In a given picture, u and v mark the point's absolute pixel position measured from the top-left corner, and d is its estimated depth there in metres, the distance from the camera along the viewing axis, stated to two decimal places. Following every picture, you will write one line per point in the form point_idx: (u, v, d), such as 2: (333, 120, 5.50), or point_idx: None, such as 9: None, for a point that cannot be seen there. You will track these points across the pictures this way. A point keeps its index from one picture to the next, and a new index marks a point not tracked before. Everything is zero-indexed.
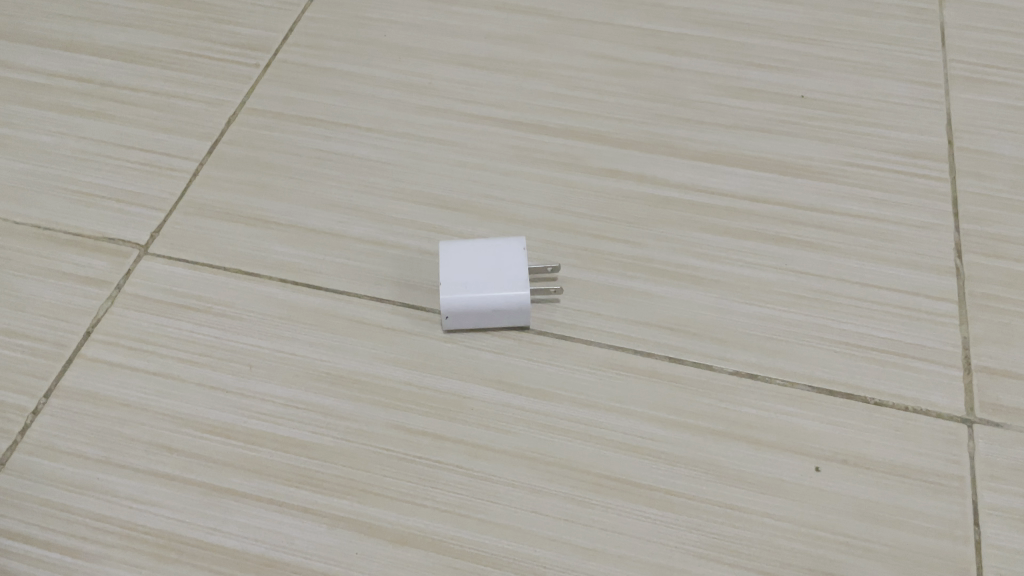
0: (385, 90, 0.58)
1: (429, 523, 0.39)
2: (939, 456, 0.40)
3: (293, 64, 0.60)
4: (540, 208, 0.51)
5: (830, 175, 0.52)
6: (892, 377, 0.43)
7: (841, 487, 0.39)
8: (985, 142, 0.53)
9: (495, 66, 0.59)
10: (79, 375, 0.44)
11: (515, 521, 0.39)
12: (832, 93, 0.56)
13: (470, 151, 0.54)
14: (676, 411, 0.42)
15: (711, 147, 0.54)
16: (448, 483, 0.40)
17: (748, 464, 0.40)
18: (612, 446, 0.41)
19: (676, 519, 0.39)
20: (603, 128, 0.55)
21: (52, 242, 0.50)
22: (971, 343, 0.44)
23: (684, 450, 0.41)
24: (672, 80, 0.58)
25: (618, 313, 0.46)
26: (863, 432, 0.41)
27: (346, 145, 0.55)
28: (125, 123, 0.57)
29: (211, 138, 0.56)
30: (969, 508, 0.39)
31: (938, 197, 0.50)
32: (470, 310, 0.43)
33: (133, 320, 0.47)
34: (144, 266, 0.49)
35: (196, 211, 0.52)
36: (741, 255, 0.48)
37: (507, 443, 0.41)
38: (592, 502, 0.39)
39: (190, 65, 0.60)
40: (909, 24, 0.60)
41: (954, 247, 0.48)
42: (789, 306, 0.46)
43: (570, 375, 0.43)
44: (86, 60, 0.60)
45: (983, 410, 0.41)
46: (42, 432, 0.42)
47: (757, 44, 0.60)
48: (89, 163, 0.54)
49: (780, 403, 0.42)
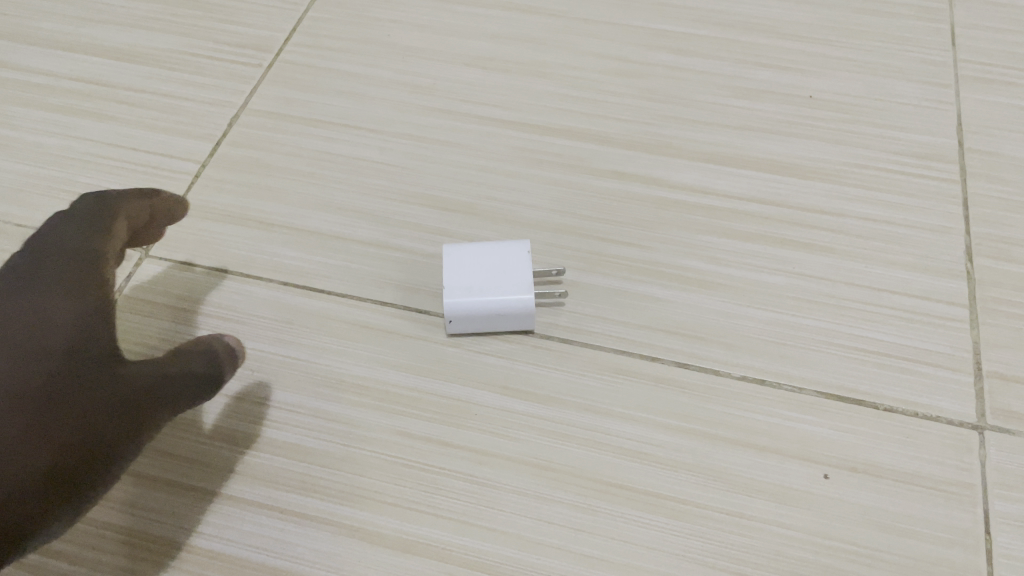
0: (387, 90, 0.57)
1: (432, 531, 0.39)
2: (950, 463, 0.40)
3: (295, 64, 0.59)
4: (543, 210, 0.50)
5: (838, 177, 0.51)
6: (901, 383, 0.42)
7: (850, 495, 0.39)
8: (994, 143, 0.52)
9: (498, 66, 0.59)
10: None
11: (520, 528, 0.39)
12: (841, 94, 0.56)
13: (474, 153, 0.54)
14: (683, 417, 0.42)
15: (717, 148, 0.53)
16: (452, 490, 0.40)
17: (757, 471, 0.40)
18: (618, 453, 0.41)
19: (683, 527, 0.38)
20: (608, 130, 0.54)
21: None
22: (981, 348, 0.43)
23: (691, 456, 0.40)
24: (678, 81, 0.57)
25: (625, 317, 0.46)
26: (872, 439, 0.41)
27: (348, 146, 0.54)
28: (126, 125, 0.56)
29: (213, 140, 0.55)
30: (980, 517, 0.38)
31: (947, 199, 0.50)
32: (475, 313, 0.43)
33: (134, 323, 0.46)
34: (145, 268, 0.49)
35: (198, 213, 0.51)
36: (748, 258, 0.47)
37: (512, 449, 0.41)
38: (598, 509, 0.39)
39: (192, 66, 0.60)
40: (919, 23, 0.60)
41: (965, 250, 0.47)
42: (797, 310, 0.45)
43: (575, 381, 0.43)
44: (87, 61, 0.60)
45: (994, 417, 0.41)
46: None
47: (764, 44, 0.59)
48: (90, 165, 0.54)
49: (788, 409, 0.42)
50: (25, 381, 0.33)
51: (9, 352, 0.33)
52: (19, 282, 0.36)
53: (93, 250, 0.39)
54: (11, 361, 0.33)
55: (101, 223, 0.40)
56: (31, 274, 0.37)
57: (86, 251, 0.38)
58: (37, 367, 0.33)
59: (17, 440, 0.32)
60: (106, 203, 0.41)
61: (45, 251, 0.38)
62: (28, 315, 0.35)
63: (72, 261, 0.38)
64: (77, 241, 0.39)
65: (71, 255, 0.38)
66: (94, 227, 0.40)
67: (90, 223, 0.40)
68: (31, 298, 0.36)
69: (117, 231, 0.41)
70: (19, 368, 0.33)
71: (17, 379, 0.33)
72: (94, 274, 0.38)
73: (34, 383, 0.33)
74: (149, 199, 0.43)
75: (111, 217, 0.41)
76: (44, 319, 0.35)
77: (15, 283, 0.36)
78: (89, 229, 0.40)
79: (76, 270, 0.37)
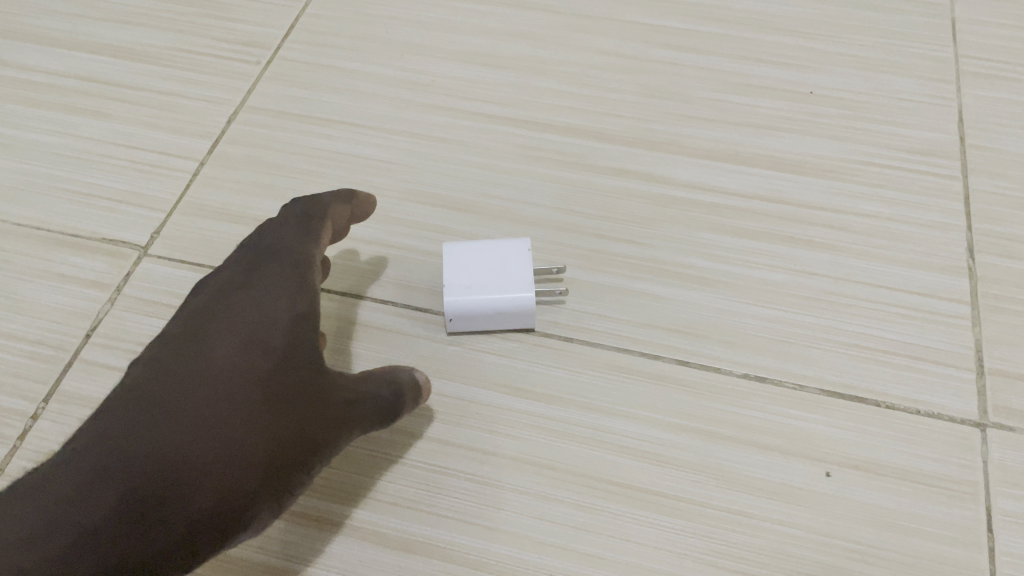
0: (386, 88, 0.57)
1: (434, 530, 0.39)
2: (952, 461, 0.40)
3: (294, 61, 0.59)
4: (543, 208, 0.50)
5: (839, 174, 0.51)
6: (903, 381, 0.42)
7: (853, 493, 0.39)
8: (995, 139, 0.52)
9: (498, 63, 0.58)
10: (78, 379, 0.44)
11: (522, 528, 0.39)
12: (842, 90, 0.55)
13: (473, 150, 0.53)
14: (684, 415, 0.42)
15: (717, 145, 0.53)
16: (454, 490, 0.40)
17: (758, 469, 0.40)
18: (620, 452, 0.40)
19: (684, 526, 0.38)
20: (608, 127, 0.54)
21: (53, 244, 0.50)
22: (983, 345, 0.43)
23: (692, 454, 0.40)
24: (678, 77, 0.57)
25: (626, 316, 0.45)
26: (874, 437, 0.40)
27: (347, 144, 0.54)
28: (124, 122, 0.56)
29: (212, 137, 0.55)
30: (983, 516, 0.38)
31: (949, 196, 0.49)
32: (477, 312, 0.43)
33: (134, 322, 0.46)
34: (145, 267, 0.49)
35: (197, 212, 0.51)
36: (750, 256, 0.47)
37: (514, 448, 0.41)
38: (600, 508, 0.39)
39: (190, 63, 0.59)
40: (919, 19, 0.59)
41: (966, 247, 0.47)
42: (798, 308, 0.45)
43: (576, 379, 0.43)
44: (84, 58, 0.60)
45: (996, 414, 0.41)
46: (43, 438, 0.42)
47: (765, 40, 0.59)
48: (88, 163, 0.54)
49: (790, 407, 0.42)
50: (246, 376, 0.34)
51: (233, 347, 0.35)
52: (238, 283, 0.38)
53: (304, 255, 0.40)
54: (235, 356, 0.35)
55: (311, 229, 0.42)
56: (249, 276, 0.39)
57: (297, 257, 0.40)
58: (256, 364, 0.35)
59: (239, 432, 0.33)
60: (313, 207, 0.43)
61: (262, 253, 0.40)
62: (250, 314, 0.36)
63: (285, 264, 0.39)
64: (290, 245, 0.41)
65: (283, 260, 0.40)
66: (305, 232, 0.41)
67: (302, 227, 0.42)
68: (249, 297, 0.37)
69: (325, 238, 0.42)
70: (242, 365, 0.34)
71: (239, 376, 0.34)
72: (302, 277, 0.39)
73: (251, 381, 0.34)
74: (349, 204, 0.44)
75: (320, 222, 0.42)
76: (262, 319, 0.36)
77: (232, 285, 0.38)
78: (301, 234, 0.41)
79: (290, 273, 0.39)
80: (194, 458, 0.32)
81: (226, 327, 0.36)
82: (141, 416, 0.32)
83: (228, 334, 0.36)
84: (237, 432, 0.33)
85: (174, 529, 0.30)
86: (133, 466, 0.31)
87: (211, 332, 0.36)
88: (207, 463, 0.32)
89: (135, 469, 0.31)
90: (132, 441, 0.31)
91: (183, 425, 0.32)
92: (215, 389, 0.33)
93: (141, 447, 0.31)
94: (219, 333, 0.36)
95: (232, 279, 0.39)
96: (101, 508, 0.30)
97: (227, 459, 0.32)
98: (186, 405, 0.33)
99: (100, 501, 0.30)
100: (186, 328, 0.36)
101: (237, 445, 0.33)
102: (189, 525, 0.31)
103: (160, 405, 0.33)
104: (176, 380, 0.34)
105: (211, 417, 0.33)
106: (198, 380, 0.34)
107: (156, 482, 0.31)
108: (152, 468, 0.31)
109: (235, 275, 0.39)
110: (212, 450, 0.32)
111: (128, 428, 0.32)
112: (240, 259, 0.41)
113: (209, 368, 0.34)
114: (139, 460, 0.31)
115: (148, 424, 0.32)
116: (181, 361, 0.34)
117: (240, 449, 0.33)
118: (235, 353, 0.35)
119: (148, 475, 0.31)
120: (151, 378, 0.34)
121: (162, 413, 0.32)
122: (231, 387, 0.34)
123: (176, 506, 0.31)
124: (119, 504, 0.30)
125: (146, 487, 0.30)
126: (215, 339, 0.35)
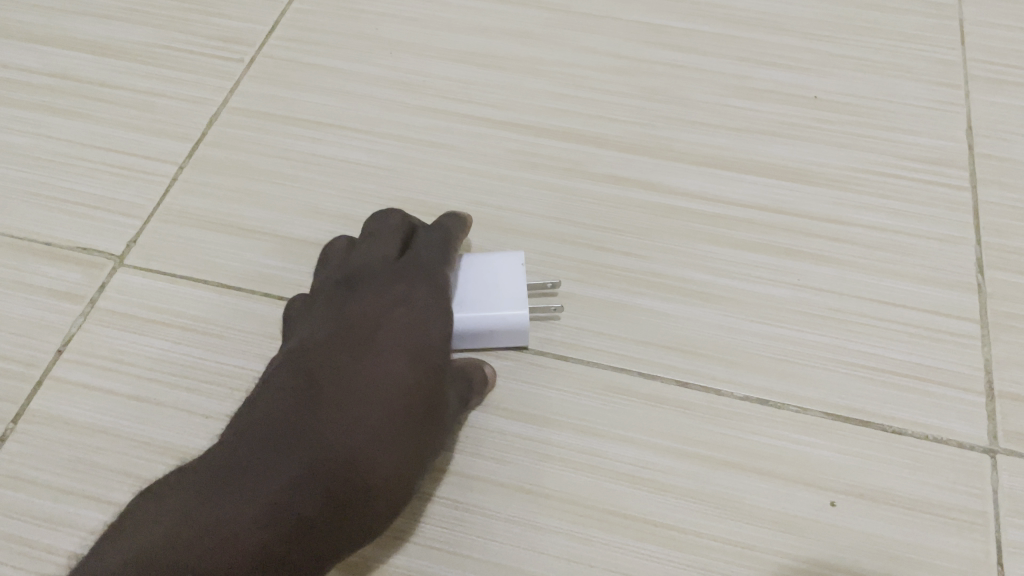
0: (375, 88, 0.55)
1: (420, 562, 0.37)
2: (961, 490, 0.38)
3: (279, 59, 0.56)
4: (538, 217, 0.48)
5: (844, 183, 0.49)
6: (909, 404, 0.41)
7: (857, 524, 0.37)
8: (1006, 148, 0.50)
9: (491, 63, 0.56)
10: (49, 399, 0.42)
11: (513, 560, 0.37)
12: (848, 94, 0.53)
13: (465, 155, 0.51)
14: (683, 440, 0.40)
15: (718, 152, 0.51)
16: (442, 519, 0.38)
17: (760, 498, 0.38)
18: (617, 479, 0.39)
19: (682, 558, 0.37)
20: (606, 131, 0.52)
21: (24, 252, 0.48)
22: (993, 366, 0.42)
23: (691, 481, 0.39)
24: (679, 80, 0.55)
25: (623, 333, 0.44)
26: (879, 463, 0.39)
27: (334, 148, 0.52)
28: (100, 122, 0.53)
29: (193, 140, 0.53)
30: (993, 548, 0.37)
31: (957, 207, 0.48)
32: (465, 329, 0.41)
33: (108, 337, 0.44)
34: (120, 278, 0.47)
35: (176, 219, 0.49)
36: (752, 270, 0.46)
37: (506, 474, 0.39)
38: (594, 539, 0.37)
39: (170, 60, 0.57)
40: (927, 20, 0.57)
41: (975, 262, 0.46)
42: (802, 326, 0.43)
43: (571, 401, 0.41)
44: (59, 54, 0.57)
45: (1007, 440, 0.39)
46: (11, 461, 0.40)
47: (768, 41, 0.57)
48: (62, 166, 0.51)
49: (793, 432, 0.40)
50: (415, 388, 0.35)
51: (400, 361, 0.36)
52: (392, 295, 0.39)
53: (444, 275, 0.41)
54: (400, 370, 0.36)
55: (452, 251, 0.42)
56: (403, 289, 0.40)
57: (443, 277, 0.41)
58: (418, 380, 0.36)
59: (406, 445, 0.34)
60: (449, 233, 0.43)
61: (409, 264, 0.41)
62: (407, 329, 0.37)
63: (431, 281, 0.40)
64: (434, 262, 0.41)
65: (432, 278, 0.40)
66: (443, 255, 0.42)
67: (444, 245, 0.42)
68: (406, 313, 0.38)
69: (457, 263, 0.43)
70: (407, 379, 0.36)
71: (404, 389, 0.35)
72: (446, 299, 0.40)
73: (414, 394, 0.35)
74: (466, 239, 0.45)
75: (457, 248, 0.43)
76: (421, 336, 0.37)
77: (384, 296, 0.39)
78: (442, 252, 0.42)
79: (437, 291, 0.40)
80: (372, 461, 0.33)
81: (391, 340, 0.37)
82: (323, 417, 0.34)
83: (393, 346, 0.37)
84: (409, 441, 0.34)
85: (349, 528, 0.32)
86: (324, 465, 0.32)
87: (376, 342, 0.37)
88: (386, 468, 0.33)
89: (327, 470, 0.32)
90: (318, 440, 0.33)
91: (358, 432, 0.33)
92: (386, 398, 0.35)
93: (327, 448, 0.33)
94: (383, 345, 0.37)
95: (383, 286, 0.40)
96: (301, 504, 0.31)
97: (399, 470, 0.34)
98: (361, 411, 0.34)
99: (300, 495, 0.31)
100: (348, 331, 0.37)
101: (406, 456, 0.34)
102: (361, 526, 0.32)
103: (342, 407, 0.34)
104: (351, 388, 0.35)
105: (387, 423, 0.34)
106: (370, 389, 0.35)
107: (344, 483, 0.32)
108: (337, 472, 0.32)
109: (386, 283, 0.40)
110: (384, 458, 0.33)
111: (317, 427, 0.33)
112: (384, 267, 0.41)
113: (382, 375, 0.35)
114: (330, 461, 0.32)
115: (333, 424, 0.33)
116: (351, 369, 0.35)
117: (406, 460, 0.34)
118: (403, 367, 0.36)
119: (338, 474, 0.32)
120: (329, 376, 0.35)
121: (342, 416, 0.34)
122: (400, 399, 0.35)
123: (360, 509, 0.32)
124: (313, 501, 0.31)
125: (332, 488, 0.32)
126: (382, 351, 0.36)
